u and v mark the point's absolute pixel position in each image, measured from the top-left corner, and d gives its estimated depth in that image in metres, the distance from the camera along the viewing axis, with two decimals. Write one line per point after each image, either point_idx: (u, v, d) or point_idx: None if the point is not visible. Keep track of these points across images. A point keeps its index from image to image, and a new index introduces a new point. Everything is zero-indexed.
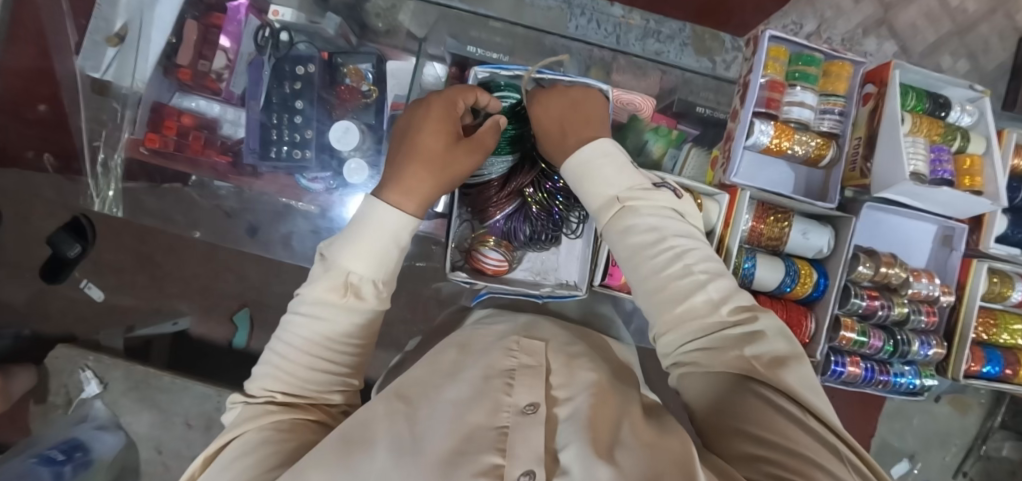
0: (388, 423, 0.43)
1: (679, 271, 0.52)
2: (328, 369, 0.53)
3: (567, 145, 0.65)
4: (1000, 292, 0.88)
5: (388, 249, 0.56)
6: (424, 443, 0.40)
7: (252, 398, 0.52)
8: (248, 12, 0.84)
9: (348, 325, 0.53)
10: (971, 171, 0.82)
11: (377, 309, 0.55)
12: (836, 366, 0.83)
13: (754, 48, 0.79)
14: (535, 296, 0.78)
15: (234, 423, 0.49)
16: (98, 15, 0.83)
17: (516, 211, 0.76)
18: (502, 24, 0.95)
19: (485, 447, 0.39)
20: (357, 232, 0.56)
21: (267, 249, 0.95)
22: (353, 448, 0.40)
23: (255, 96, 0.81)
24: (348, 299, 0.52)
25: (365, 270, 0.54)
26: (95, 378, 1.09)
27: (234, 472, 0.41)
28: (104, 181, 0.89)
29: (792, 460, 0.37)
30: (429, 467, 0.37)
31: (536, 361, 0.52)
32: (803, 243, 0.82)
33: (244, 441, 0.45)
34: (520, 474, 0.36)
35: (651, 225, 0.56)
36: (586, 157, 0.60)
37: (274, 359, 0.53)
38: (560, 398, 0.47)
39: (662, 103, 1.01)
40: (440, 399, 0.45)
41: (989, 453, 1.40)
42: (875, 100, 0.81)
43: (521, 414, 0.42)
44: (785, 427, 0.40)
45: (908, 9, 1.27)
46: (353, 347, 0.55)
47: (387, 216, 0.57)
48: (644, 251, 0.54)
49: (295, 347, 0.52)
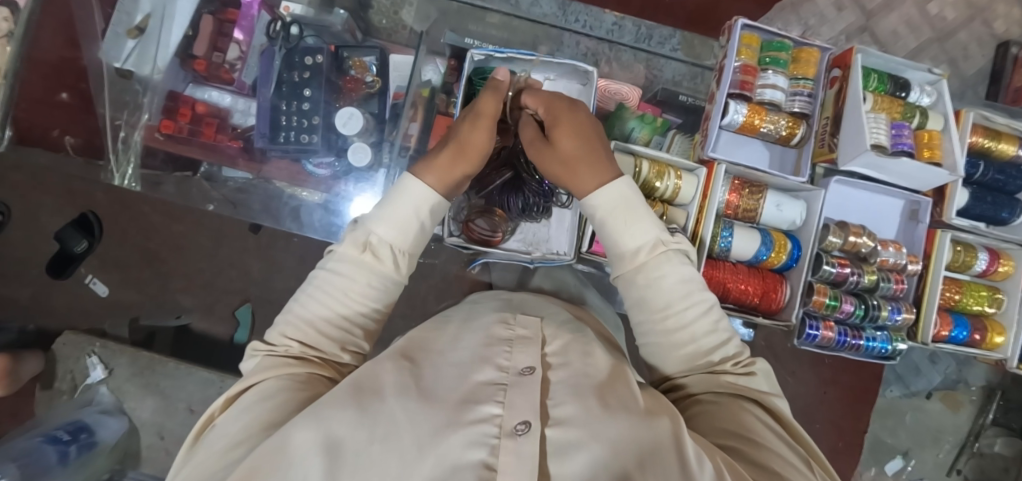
0: (395, 374, 0.45)
1: (704, 328, 0.58)
2: (341, 327, 0.57)
3: (578, 177, 0.63)
4: (966, 260, 0.95)
5: (409, 219, 0.60)
6: (428, 392, 0.43)
7: (272, 347, 0.55)
8: (260, 8, 0.91)
9: (364, 283, 0.57)
10: (930, 144, 0.87)
11: (392, 273, 0.59)
12: (811, 329, 0.88)
13: (727, 37, 0.85)
14: (526, 260, 0.85)
15: (254, 370, 0.53)
16: (120, 10, 0.90)
17: (509, 183, 0.81)
18: (500, 18, 1.01)
19: (484, 399, 0.42)
20: (385, 199, 0.61)
21: (278, 220, 0.99)
22: (365, 394, 0.42)
23: (266, 84, 0.88)
24: (366, 256, 0.58)
25: (385, 233, 0.59)
26: (100, 363, 1.14)
27: (254, 414, 0.45)
28: (124, 157, 0.92)
29: (756, 450, 0.46)
30: (435, 411, 0.40)
31: (533, 333, 0.53)
32: (778, 215, 0.87)
33: (264, 386, 0.49)
34: (516, 423, 0.39)
35: (684, 277, 0.59)
36: (614, 200, 0.62)
37: (295, 309, 0.57)
38: (554, 363, 0.50)
39: (647, 93, 1.07)
40: (441, 362, 0.48)
41: (982, 450, 1.38)
42: (840, 83, 0.88)
43: (519, 374, 0.45)
44: (754, 425, 0.49)
45: (889, 17, 1.33)
46: (367, 309, 0.58)
47: (410, 187, 0.61)
48: (675, 302, 0.58)
49: (315, 299, 0.57)
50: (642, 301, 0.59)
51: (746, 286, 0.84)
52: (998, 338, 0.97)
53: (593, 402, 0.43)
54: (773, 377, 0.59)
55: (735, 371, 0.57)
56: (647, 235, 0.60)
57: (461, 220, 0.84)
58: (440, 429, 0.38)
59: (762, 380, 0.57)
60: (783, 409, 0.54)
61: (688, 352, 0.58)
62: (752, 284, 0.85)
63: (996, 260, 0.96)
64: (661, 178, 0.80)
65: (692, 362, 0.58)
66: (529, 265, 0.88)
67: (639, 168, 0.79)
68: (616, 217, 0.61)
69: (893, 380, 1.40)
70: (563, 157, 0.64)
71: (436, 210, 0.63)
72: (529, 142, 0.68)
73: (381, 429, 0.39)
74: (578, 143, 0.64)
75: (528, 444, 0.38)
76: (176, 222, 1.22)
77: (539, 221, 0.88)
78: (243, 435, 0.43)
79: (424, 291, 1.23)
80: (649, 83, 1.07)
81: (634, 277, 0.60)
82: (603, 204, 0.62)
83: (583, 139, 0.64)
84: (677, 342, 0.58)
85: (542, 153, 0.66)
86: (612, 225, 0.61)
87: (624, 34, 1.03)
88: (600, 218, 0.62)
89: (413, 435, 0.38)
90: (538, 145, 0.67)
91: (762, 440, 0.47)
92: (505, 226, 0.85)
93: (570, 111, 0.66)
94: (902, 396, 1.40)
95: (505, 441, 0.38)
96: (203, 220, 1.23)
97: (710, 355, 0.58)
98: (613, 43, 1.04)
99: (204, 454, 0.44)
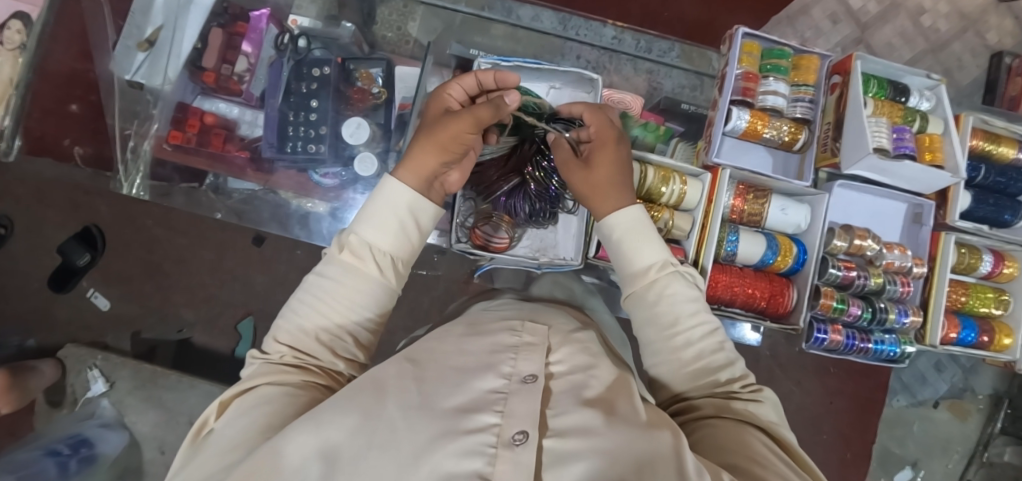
0: (398, 379, 0.42)
1: (710, 347, 0.58)
2: (333, 332, 0.54)
3: (602, 195, 0.68)
4: (971, 262, 0.95)
5: (389, 218, 0.58)
6: (428, 396, 0.40)
7: (268, 355, 0.53)
8: (268, 21, 0.93)
9: (346, 287, 0.55)
10: (932, 148, 0.89)
11: (376, 275, 0.56)
12: (819, 332, 0.89)
13: (729, 45, 0.87)
14: (533, 266, 0.87)
15: (250, 376, 0.51)
16: (132, 24, 0.92)
17: (516, 189, 0.82)
18: (503, 29, 1.02)
19: (483, 407, 0.39)
20: (368, 202, 0.61)
21: (286, 227, 1.01)
22: (368, 398, 0.40)
23: (274, 95, 0.91)
24: (346, 256, 0.56)
25: (366, 234, 0.57)
26: (101, 376, 1.16)
27: (252, 418, 0.43)
28: (133, 166, 0.93)
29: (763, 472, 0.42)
30: (435, 418, 0.37)
31: (541, 339, 0.49)
32: (783, 219, 0.88)
33: (262, 391, 0.47)
34: (514, 433, 0.37)
35: (691, 297, 0.60)
36: (624, 223, 0.64)
37: (286, 315, 0.55)
38: (558, 374, 0.45)
39: (649, 102, 1.08)
40: (445, 362, 0.45)
41: (991, 459, 1.36)
42: (840, 89, 0.90)
43: (521, 382, 0.42)
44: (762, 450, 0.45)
45: (883, 29, 1.35)
46: (355, 314, 0.55)
47: (390, 189, 0.60)
48: (684, 318, 0.58)
49: (303, 303, 0.55)
50: (651, 318, 0.59)
51: (752, 290, 0.85)
52: (1005, 340, 0.98)
53: (596, 412, 0.40)
54: (781, 408, 0.57)
55: (743, 396, 0.55)
56: (655, 256, 0.62)
57: (469, 226, 0.85)
58: (438, 436, 0.36)
59: (769, 409, 0.55)
60: (791, 439, 0.50)
61: (696, 367, 0.57)
62: (759, 288, 0.85)
63: (1001, 261, 0.97)
64: (666, 183, 0.81)
65: (699, 380, 0.56)
66: (537, 272, 0.89)
67: (645, 175, 0.80)
68: (631, 237, 0.64)
69: (899, 389, 1.38)
70: (592, 179, 0.68)
71: (417, 208, 0.61)
72: (563, 163, 0.72)
73: (379, 435, 0.36)
74: (613, 171, 0.68)
75: (526, 454, 0.35)
76: (179, 235, 1.23)
77: (547, 226, 0.88)
78: (241, 440, 0.41)
79: (428, 303, 1.23)
80: (651, 93, 1.08)
81: (643, 295, 0.60)
82: (622, 223, 0.65)
83: (615, 161, 0.69)
84: (684, 359, 0.57)
85: (574, 176, 0.70)
86: (629, 242, 0.64)
87: (625, 46, 1.05)
88: (616, 238, 0.65)
89: (411, 441, 0.36)
90: (573, 166, 0.71)
91: (770, 463, 0.43)
92: (513, 232, 0.85)
93: (614, 142, 0.70)
94: (910, 405, 1.38)
95: (503, 450, 0.36)
96: (205, 233, 1.23)
97: (717, 374, 0.57)
98: (615, 53, 1.05)
99: (200, 461, 0.41)
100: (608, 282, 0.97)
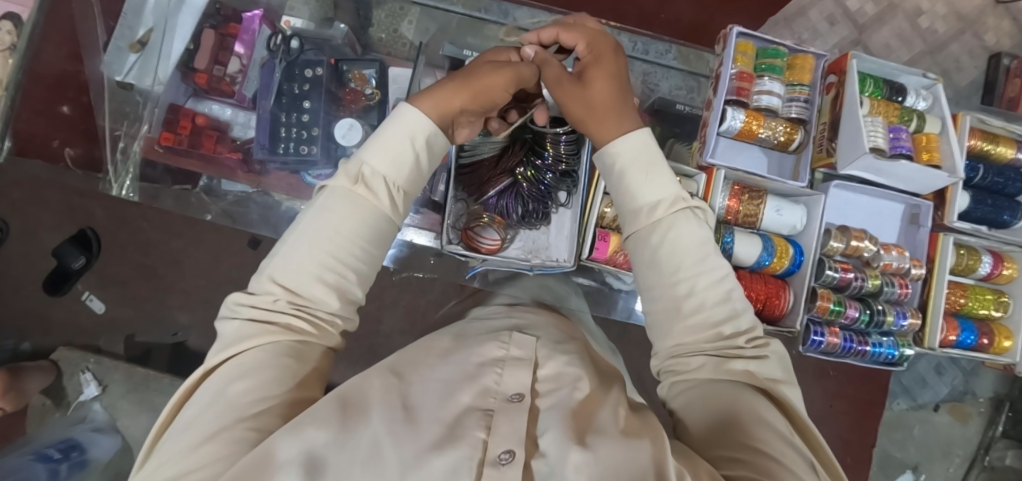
0: (382, 393, 0.41)
1: (714, 298, 0.53)
2: (336, 272, 0.50)
3: (604, 122, 0.63)
4: (970, 264, 0.94)
5: (404, 148, 0.56)
6: (415, 412, 0.39)
7: (250, 309, 0.47)
8: (261, 23, 0.94)
9: (358, 222, 0.51)
10: (929, 147, 0.88)
11: (388, 211, 0.54)
12: (815, 335, 0.88)
13: (722, 45, 0.86)
14: (525, 267, 0.85)
15: (233, 337, 0.46)
16: (123, 25, 0.93)
17: (508, 188, 0.83)
18: (498, 29, 1.01)
19: (469, 425, 0.38)
20: (379, 131, 0.57)
21: (277, 229, 1.00)
22: (351, 411, 0.38)
23: (266, 96, 0.89)
24: (359, 188, 0.53)
25: (379, 165, 0.54)
26: (94, 379, 1.16)
27: (227, 401, 0.40)
28: (123, 168, 0.92)
29: (760, 461, 0.39)
30: (420, 435, 0.36)
31: (528, 354, 0.47)
32: (778, 219, 0.87)
33: (249, 358, 0.43)
34: (500, 452, 0.36)
35: (702, 238, 0.56)
36: (625, 155, 0.61)
37: (281, 253, 0.50)
38: (544, 390, 0.44)
39: (644, 103, 1.07)
40: (431, 376, 0.44)
41: (992, 462, 1.35)
42: (836, 88, 0.90)
43: (506, 401, 0.40)
44: (759, 430, 0.41)
45: (880, 31, 1.34)
46: (361, 251, 0.52)
47: (408, 116, 0.57)
48: (685, 268, 0.54)
49: (302, 241, 0.50)
50: (653, 262, 0.56)
51: (748, 291, 0.84)
52: (1005, 343, 0.97)
53: (582, 427, 0.38)
54: (788, 360, 0.53)
55: (746, 353, 0.50)
56: (665, 191, 0.58)
57: (460, 227, 0.85)
58: (425, 453, 0.35)
59: (774, 365, 0.51)
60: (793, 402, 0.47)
61: (694, 321, 0.52)
62: (754, 289, 0.84)
63: (1000, 262, 0.96)
64: None
65: (698, 334, 0.52)
66: (529, 273, 0.87)
67: None
68: (637, 169, 0.60)
69: (898, 392, 1.37)
70: (590, 99, 0.65)
71: (434, 141, 0.58)
72: (552, 80, 0.68)
73: (363, 451, 0.35)
74: (610, 90, 0.65)
75: (511, 473, 0.34)
76: (174, 237, 1.22)
77: (539, 228, 0.88)
78: (215, 427, 0.38)
79: (424, 305, 1.22)
80: (646, 94, 1.06)
81: (648, 234, 0.57)
82: (626, 152, 0.61)
83: (613, 81, 0.66)
84: (684, 309, 0.53)
85: (572, 96, 0.66)
86: (633, 175, 0.60)
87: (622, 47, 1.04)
88: (621, 168, 0.61)
89: (397, 458, 0.35)
90: (567, 84, 0.67)
91: (767, 446, 0.40)
92: (506, 233, 0.85)
93: (611, 54, 0.67)
94: (910, 409, 1.37)
95: (487, 471, 0.34)
96: (200, 236, 1.22)
97: (719, 327, 0.52)
98: None
99: (170, 451, 0.37)
100: (600, 284, 0.97)
